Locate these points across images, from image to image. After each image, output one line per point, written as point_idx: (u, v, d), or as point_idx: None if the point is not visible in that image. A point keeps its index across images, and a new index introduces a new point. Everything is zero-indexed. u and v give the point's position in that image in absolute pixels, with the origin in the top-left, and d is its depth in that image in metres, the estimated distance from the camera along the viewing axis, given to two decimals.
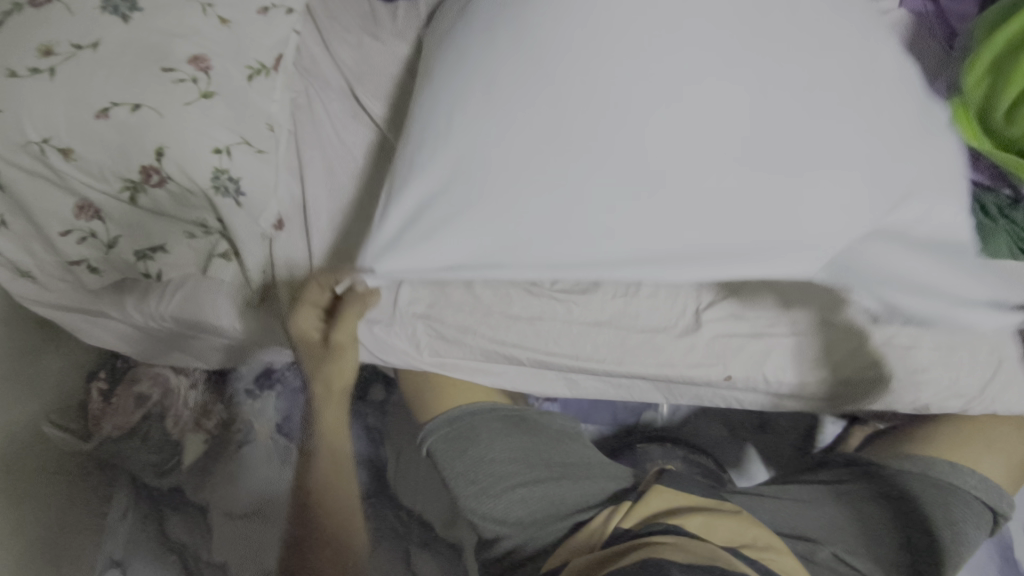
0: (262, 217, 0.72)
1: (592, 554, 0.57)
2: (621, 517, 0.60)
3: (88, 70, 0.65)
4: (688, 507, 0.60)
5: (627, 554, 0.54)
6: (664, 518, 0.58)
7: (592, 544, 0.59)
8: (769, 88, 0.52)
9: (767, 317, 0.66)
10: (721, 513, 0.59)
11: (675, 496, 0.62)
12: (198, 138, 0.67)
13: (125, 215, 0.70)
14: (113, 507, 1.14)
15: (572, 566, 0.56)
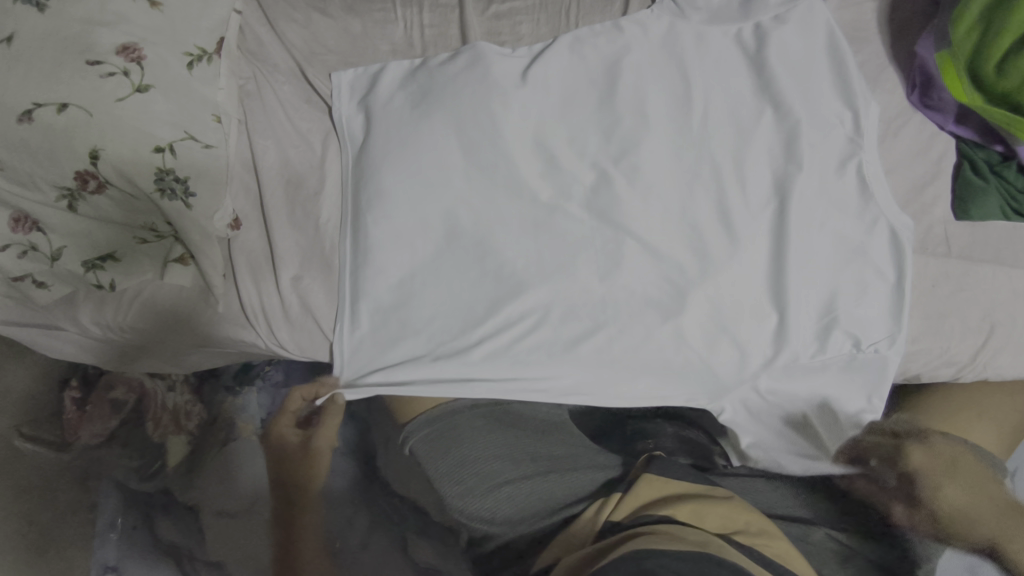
0: (217, 217, 0.67)
1: (584, 549, 0.56)
2: (611, 509, 0.59)
3: (4, 70, 0.59)
4: (678, 494, 0.60)
5: (619, 548, 0.53)
6: (653, 509, 0.58)
7: (584, 539, 0.58)
8: (684, 160, 0.68)
9: (746, 297, 0.66)
10: (712, 499, 0.59)
11: (664, 484, 0.61)
12: (134, 137, 0.62)
13: (68, 223, 0.65)
14: (99, 517, 1.05)
15: (562, 564, 0.56)
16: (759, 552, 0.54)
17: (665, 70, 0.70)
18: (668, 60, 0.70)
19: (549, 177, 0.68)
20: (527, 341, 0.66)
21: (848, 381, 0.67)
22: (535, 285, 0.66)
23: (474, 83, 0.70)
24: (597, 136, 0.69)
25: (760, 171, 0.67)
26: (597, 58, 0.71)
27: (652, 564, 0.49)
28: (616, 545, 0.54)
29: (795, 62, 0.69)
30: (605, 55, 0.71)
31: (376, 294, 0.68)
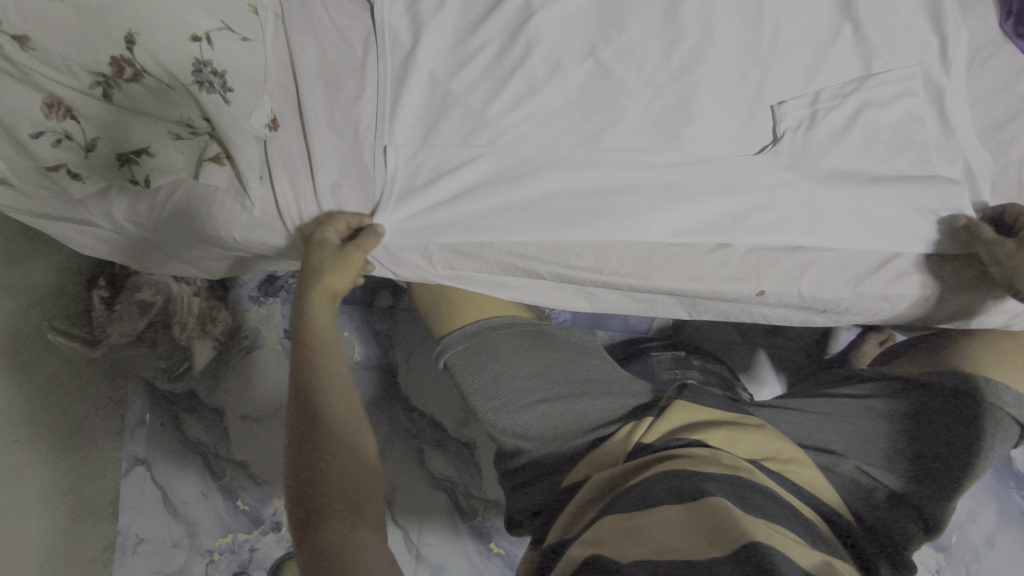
0: (255, 115, 0.65)
1: (615, 468, 0.57)
2: (642, 433, 0.60)
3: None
4: (709, 420, 0.61)
5: (654, 467, 0.54)
6: (685, 434, 0.59)
7: (616, 458, 0.59)
8: (746, 75, 0.65)
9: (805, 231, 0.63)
10: (745, 427, 0.60)
11: (696, 411, 0.62)
12: (172, 21, 0.58)
13: (102, 114, 0.63)
14: (130, 410, 1.17)
15: (594, 480, 0.57)
16: (788, 479, 0.55)
17: None
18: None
19: (603, 95, 0.65)
20: (570, 265, 0.65)
21: (885, 319, 0.67)
22: (580, 195, 0.63)
23: None
24: (656, 55, 0.65)
25: (821, 118, 0.63)
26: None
27: (687, 485, 0.50)
28: (650, 466, 0.55)
29: None
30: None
31: (420, 213, 0.64)
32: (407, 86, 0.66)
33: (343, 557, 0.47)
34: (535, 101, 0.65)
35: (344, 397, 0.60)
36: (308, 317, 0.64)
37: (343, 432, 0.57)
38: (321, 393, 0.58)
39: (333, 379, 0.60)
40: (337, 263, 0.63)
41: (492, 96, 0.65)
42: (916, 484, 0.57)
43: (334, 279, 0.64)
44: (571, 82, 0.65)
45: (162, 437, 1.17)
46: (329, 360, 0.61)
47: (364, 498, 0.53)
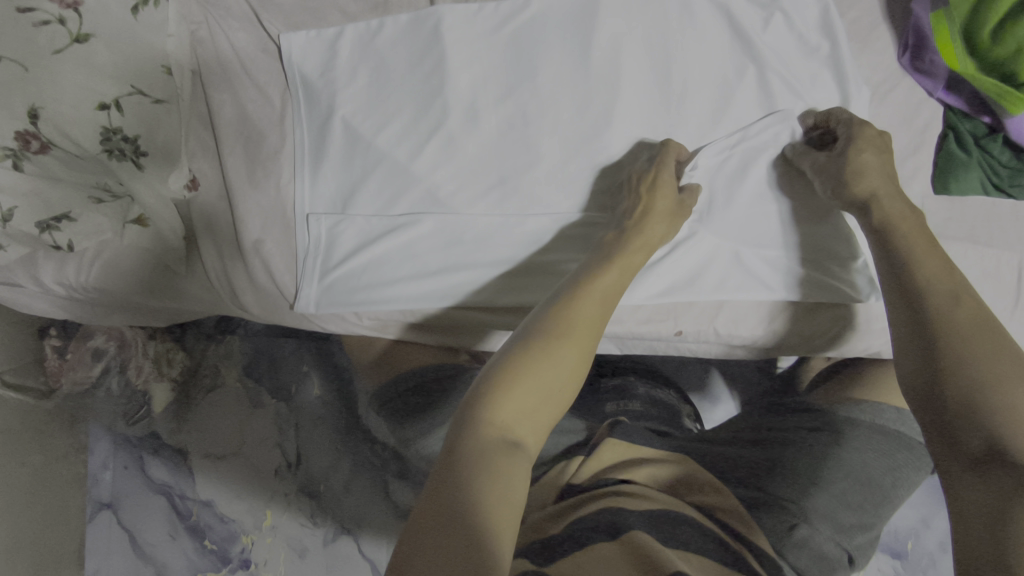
0: (173, 177, 0.66)
1: (544, 510, 0.58)
2: (575, 473, 0.61)
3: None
4: (639, 457, 0.62)
5: (581, 508, 0.54)
6: (613, 473, 0.59)
7: (544, 501, 0.60)
8: (660, 121, 0.64)
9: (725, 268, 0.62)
10: (670, 464, 0.62)
11: (626, 447, 0.62)
12: (78, 92, 0.58)
13: (17, 185, 0.63)
14: (93, 455, 1.16)
15: (527, 522, 0.57)
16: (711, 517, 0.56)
17: (647, 24, 0.64)
18: (646, 28, 0.64)
19: (516, 144, 0.65)
20: (490, 312, 0.66)
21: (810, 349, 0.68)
22: (500, 248, 0.65)
23: (435, 36, 0.66)
24: (568, 114, 0.64)
25: (727, 185, 0.62)
26: (569, 27, 0.65)
27: (618, 521, 0.51)
28: (577, 507, 0.55)
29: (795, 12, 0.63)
30: (577, 23, 0.65)
31: (345, 284, 0.66)
32: (327, 145, 0.67)
33: (483, 517, 0.39)
34: (458, 152, 0.66)
35: (555, 401, 0.48)
36: (587, 291, 0.53)
37: (537, 383, 0.47)
38: (524, 397, 0.46)
39: (569, 372, 0.48)
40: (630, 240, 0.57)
41: (415, 153, 0.66)
42: (841, 510, 0.59)
43: (653, 232, 0.58)
44: (488, 135, 0.66)
45: (127, 481, 1.17)
46: (579, 343, 0.50)
47: (505, 524, 0.40)
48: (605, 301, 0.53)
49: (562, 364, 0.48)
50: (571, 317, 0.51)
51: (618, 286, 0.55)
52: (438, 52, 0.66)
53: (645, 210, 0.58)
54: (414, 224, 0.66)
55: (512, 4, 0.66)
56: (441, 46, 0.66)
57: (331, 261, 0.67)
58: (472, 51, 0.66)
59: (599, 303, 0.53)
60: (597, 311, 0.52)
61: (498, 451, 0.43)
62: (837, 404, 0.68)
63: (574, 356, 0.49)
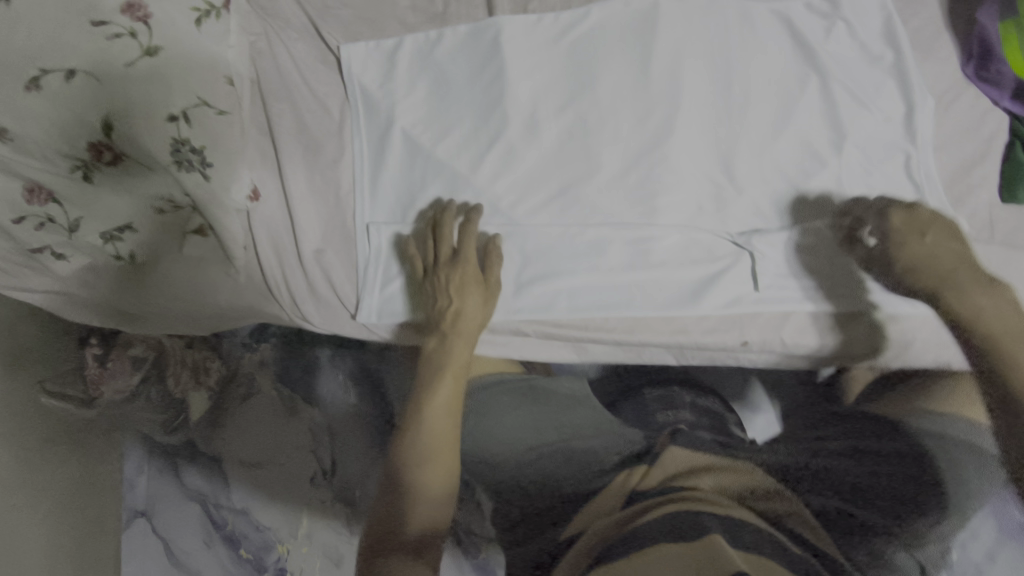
0: (236, 188, 0.65)
1: (611, 518, 0.57)
2: (637, 481, 0.61)
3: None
4: (700, 464, 0.62)
5: (646, 515, 0.55)
6: (677, 480, 0.59)
7: (611, 507, 0.60)
8: (724, 129, 0.64)
9: (798, 278, 0.61)
10: (733, 471, 0.61)
11: (687, 456, 0.63)
12: (149, 104, 0.59)
13: (84, 195, 0.63)
14: (129, 460, 1.18)
15: (591, 532, 0.57)
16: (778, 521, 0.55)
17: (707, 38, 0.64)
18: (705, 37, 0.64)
19: (574, 154, 0.66)
20: (554, 324, 0.65)
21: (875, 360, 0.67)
22: (563, 258, 0.65)
23: (494, 49, 0.67)
24: (628, 122, 0.65)
25: (793, 194, 0.62)
26: (628, 37, 0.66)
27: (686, 525, 0.51)
28: (643, 513, 0.55)
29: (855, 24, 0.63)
30: (635, 33, 0.65)
31: (409, 292, 0.68)
32: (388, 156, 0.68)
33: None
34: (518, 164, 0.66)
35: (443, 464, 0.58)
36: (445, 353, 0.63)
37: (429, 465, 0.57)
38: (406, 472, 0.57)
39: (441, 437, 0.59)
40: (464, 276, 0.63)
41: (475, 164, 0.67)
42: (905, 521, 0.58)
43: (466, 308, 0.63)
44: (547, 145, 0.66)
45: (162, 485, 1.18)
46: (440, 407, 0.60)
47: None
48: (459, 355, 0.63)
49: (431, 428, 0.59)
50: (431, 386, 0.61)
51: (479, 318, 0.64)
52: (497, 67, 0.67)
53: (457, 285, 0.62)
54: (475, 233, 0.66)
55: (571, 14, 0.66)
56: (501, 61, 0.67)
57: (393, 271, 0.67)
58: (531, 65, 0.67)
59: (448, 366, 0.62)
60: (453, 384, 0.62)
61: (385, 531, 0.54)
62: (907, 419, 0.69)
63: (442, 407, 0.60)
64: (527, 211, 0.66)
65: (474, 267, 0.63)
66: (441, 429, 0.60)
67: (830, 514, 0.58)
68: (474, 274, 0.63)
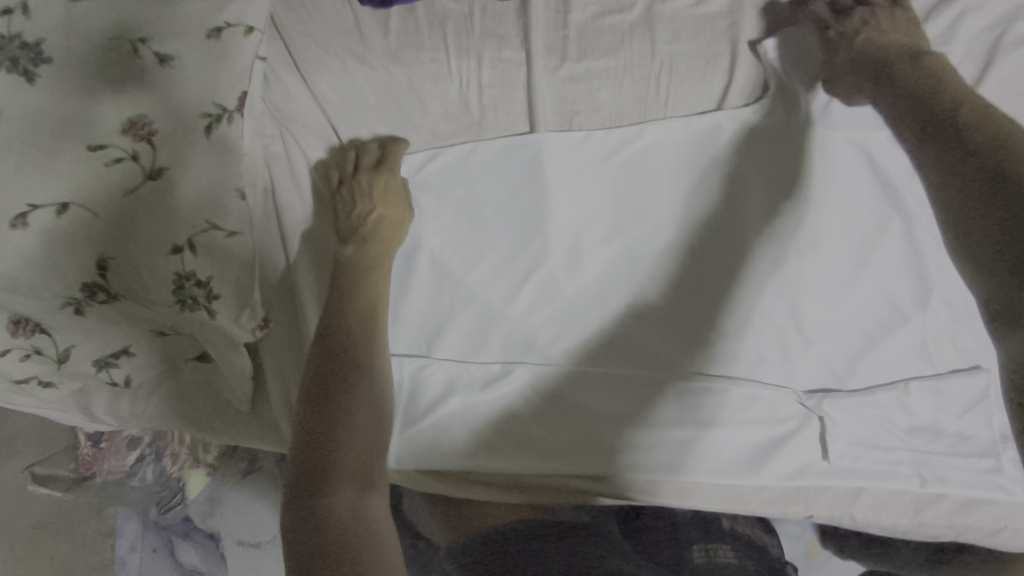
0: (244, 319, 0.58)
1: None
2: None
3: None
4: None
5: None
6: None
7: None
8: (796, 275, 0.57)
9: (876, 447, 0.54)
10: None
11: None
12: (151, 236, 0.53)
13: (74, 328, 0.56)
14: (121, 538, 1.07)
15: None
16: None
17: (769, 170, 0.58)
18: (772, 170, 0.58)
19: (621, 288, 0.59)
20: (593, 481, 0.57)
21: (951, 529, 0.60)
22: (606, 407, 0.58)
23: (534, 169, 0.61)
24: (686, 257, 0.59)
25: (869, 349, 0.56)
26: (687, 163, 0.59)
27: None
28: None
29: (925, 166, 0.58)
30: (694, 159, 0.59)
31: (430, 441, 0.59)
32: (414, 282, 0.61)
33: (343, 525, 0.41)
34: (558, 297, 0.60)
35: (378, 359, 0.53)
36: (351, 252, 0.57)
37: (371, 386, 0.50)
38: (335, 386, 0.49)
39: (364, 342, 0.53)
40: (381, 184, 0.59)
41: (510, 296, 0.61)
42: None
43: (387, 210, 0.59)
44: (591, 277, 0.60)
45: (154, 568, 1.06)
46: (360, 310, 0.54)
47: (376, 514, 0.43)
48: (377, 264, 0.57)
49: (353, 346, 0.52)
50: (346, 287, 0.55)
51: (391, 233, 0.59)
52: (538, 191, 0.61)
53: (381, 190, 0.59)
54: (507, 374, 0.59)
55: (623, 132, 0.60)
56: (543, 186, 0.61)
57: (414, 412, 0.60)
58: (574, 190, 0.60)
59: (373, 273, 0.56)
60: (376, 262, 0.57)
61: (330, 457, 0.45)
62: None
63: (359, 312, 0.54)
64: (566, 350, 0.60)
65: (403, 219, 0.60)
66: (367, 316, 0.54)
67: None
68: (399, 215, 0.59)
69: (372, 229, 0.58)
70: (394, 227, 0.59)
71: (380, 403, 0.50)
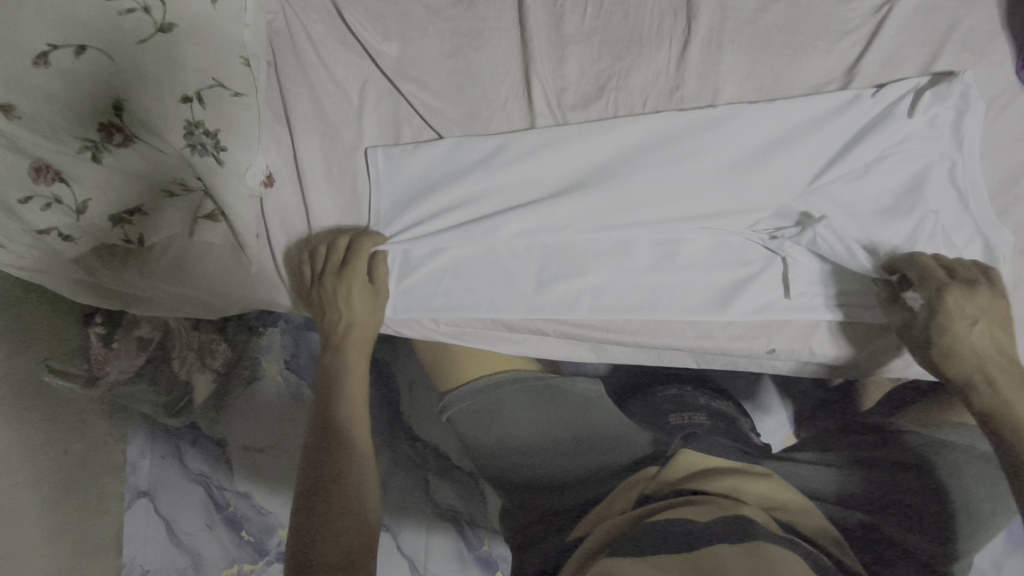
0: (249, 174, 0.63)
1: (620, 517, 0.55)
2: (648, 482, 0.60)
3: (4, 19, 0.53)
4: (715, 467, 0.59)
5: (648, 517, 0.53)
6: (690, 482, 0.57)
7: (624, 506, 0.57)
8: (769, 128, 0.59)
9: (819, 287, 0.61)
10: (748, 476, 0.59)
11: (700, 458, 0.61)
12: (163, 84, 0.57)
13: (93, 176, 0.61)
14: (131, 444, 1.13)
15: (601, 531, 0.55)
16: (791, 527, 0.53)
17: (733, 41, 0.61)
18: (739, 38, 0.61)
19: (603, 153, 0.62)
20: (571, 325, 0.65)
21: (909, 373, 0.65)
22: (586, 261, 0.64)
23: (515, 48, 0.64)
24: (664, 120, 0.60)
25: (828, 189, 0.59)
26: (665, 31, 0.62)
27: (680, 527, 0.49)
28: (653, 513, 0.53)
29: (886, 33, 0.59)
30: (671, 27, 0.62)
31: (423, 290, 0.66)
32: (424, 150, 0.66)
33: None
34: (541, 161, 0.63)
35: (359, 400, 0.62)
36: (331, 301, 0.64)
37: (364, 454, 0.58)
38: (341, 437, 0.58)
39: (352, 391, 0.62)
40: (354, 284, 0.63)
41: (499, 160, 0.64)
42: (921, 529, 0.56)
43: (349, 305, 0.64)
44: (577, 141, 0.62)
45: (166, 471, 1.12)
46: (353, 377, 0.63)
47: None
48: (362, 340, 0.65)
49: (347, 407, 0.61)
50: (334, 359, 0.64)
51: (366, 322, 0.64)
52: (521, 64, 0.64)
53: (343, 296, 0.63)
54: (492, 227, 0.63)
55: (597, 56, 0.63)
56: (525, 60, 0.64)
57: (411, 265, 0.67)
58: (556, 62, 0.64)
59: (359, 337, 0.64)
60: (359, 346, 0.64)
61: (321, 518, 0.52)
62: (935, 427, 0.66)
63: (356, 386, 0.63)
64: (551, 209, 0.63)
65: (374, 304, 0.64)
66: (359, 382, 0.63)
67: (844, 524, 0.56)
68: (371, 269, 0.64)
69: (347, 295, 0.63)
70: (372, 287, 0.64)
71: (363, 479, 0.56)
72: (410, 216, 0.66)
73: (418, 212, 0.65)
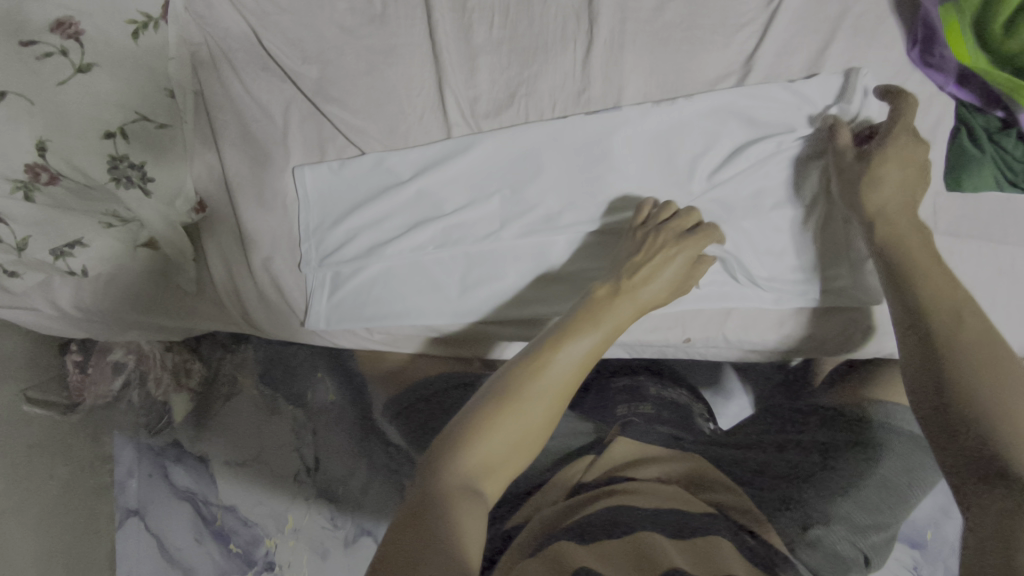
0: (179, 200, 0.67)
1: (554, 506, 0.57)
2: (586, 472, 0.62)
3: None
4: (649, 454, 0.62)
5: (584, 506, 0.54)
6: (625, 471, 0.59)
7: (556, 497, 0.59)
8: (676, 125, 0.62)
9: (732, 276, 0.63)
10: (680, 461, 0.61)
11: (635, 445, 0.64)
12: (84, 122, 0.59)
13: (27, 214, 0.62)
14: (119, 464, 1.05)
15: (534, 521, 0.56)
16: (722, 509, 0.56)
17: (638, 40, 0.63)
18: (644, 38, 0.63)
19: (517, 159, 0.65)
20: (500, 325, 0.68)
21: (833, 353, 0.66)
22: (507, 263, 0.66)
23: (429, 62, 0.66)
24: (578, 124, 0.63)
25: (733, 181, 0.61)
26: (570, 34, 0.64)
27: (610, 515, 0.51)
28: (586, 502, 0.55)
29: (782, 22, 0.61)
30: (575, 31, 0.64)
31: (355, 300, 0.69)
32: (350, 165, 0.68)
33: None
34: (460, 170, 0.66)
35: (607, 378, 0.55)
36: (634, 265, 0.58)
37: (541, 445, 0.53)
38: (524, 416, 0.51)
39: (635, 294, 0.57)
40: (689, 249, 0.59)
41: (422, 171, 0.66)
42: (838, 503, 0.58)
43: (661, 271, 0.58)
44: (495, 150, 0.65)
45: (156, 489, 1.03)
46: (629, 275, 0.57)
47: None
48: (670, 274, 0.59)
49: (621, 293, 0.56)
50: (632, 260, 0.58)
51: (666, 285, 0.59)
52: (435, 78, 0.66)
53: (670, 253, 0.58)
54: (417, 236, 0.67)
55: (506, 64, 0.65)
56: (438, 74, 0.66)
57: (343, 278, 0.69)
58: (468, 74, 0.66)
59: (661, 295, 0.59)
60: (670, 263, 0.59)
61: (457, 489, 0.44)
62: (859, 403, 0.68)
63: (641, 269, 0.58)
64: (473, 216, 0.66)
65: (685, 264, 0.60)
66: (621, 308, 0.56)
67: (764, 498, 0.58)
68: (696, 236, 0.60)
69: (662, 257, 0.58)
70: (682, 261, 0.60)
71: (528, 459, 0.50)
72: (342, 229, 0.69)
73: (350, 226, 0.68)
